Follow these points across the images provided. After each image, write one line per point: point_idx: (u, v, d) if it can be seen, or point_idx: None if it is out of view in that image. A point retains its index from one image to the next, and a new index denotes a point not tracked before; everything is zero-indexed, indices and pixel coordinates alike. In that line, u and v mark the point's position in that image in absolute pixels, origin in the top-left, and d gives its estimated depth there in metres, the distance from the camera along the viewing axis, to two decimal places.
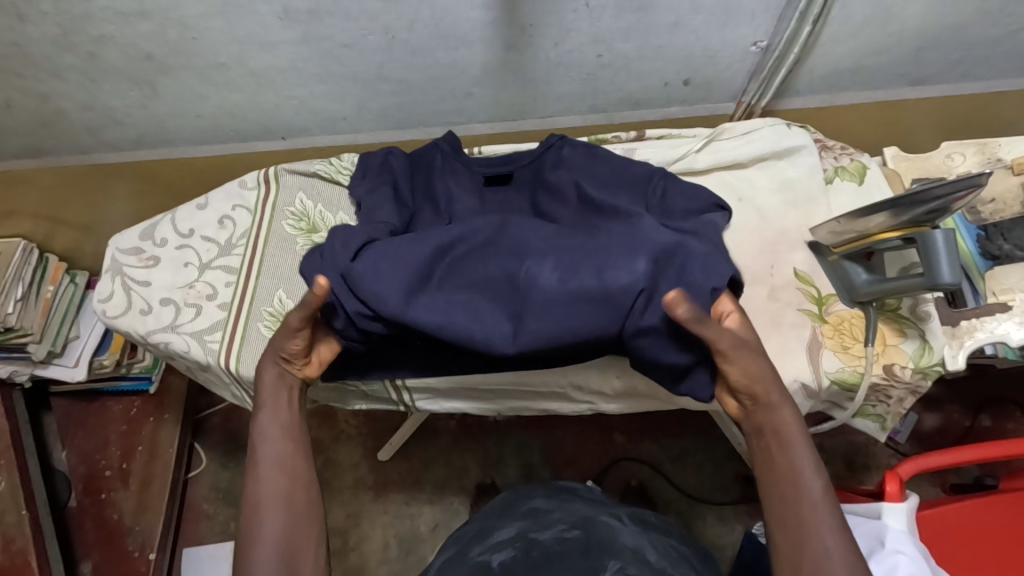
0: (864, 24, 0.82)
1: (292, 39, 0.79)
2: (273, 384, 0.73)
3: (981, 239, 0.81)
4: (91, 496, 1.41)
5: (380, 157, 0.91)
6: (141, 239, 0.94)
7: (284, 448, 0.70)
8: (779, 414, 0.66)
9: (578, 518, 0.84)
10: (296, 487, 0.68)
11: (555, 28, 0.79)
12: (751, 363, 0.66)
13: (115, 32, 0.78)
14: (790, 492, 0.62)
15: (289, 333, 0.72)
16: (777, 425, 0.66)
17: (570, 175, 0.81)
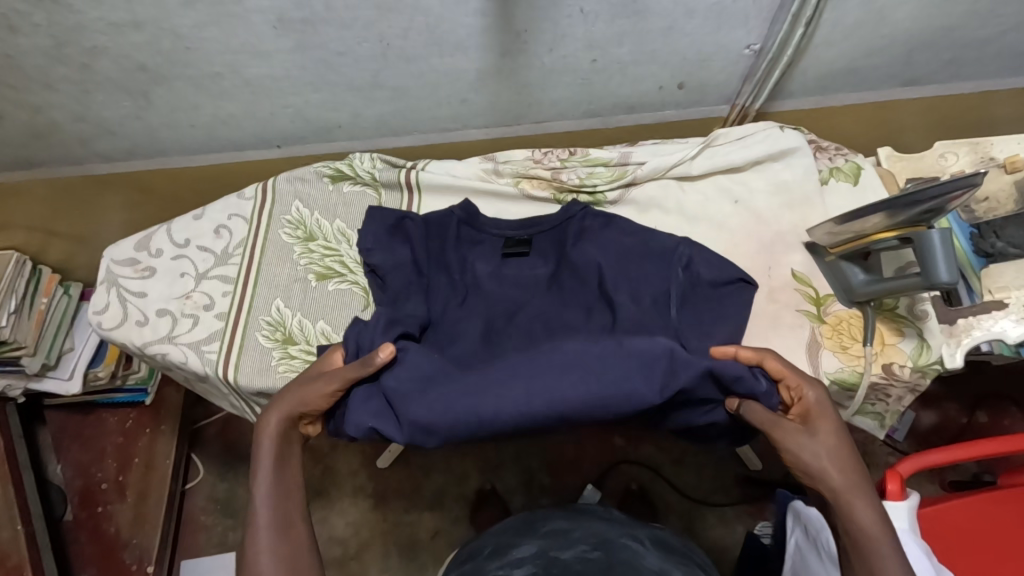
0: (857, 26, 0.82)
1: (286, 48, 0.79)
2: (273, 464, 0.69)
3: (975, 237, 0.82)
4: (87, 509, 1.40)
5: (391, 222, 0.88)
6: (136, 249, 0.93)
7: (289, 531, 0.66)
8: (854, 508, 0.64)
9: (597, 539, 0.86)
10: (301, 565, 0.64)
11: (551, 34, 0.79)
12: (813, 455, 0.67)
13: (108, 43, 0.77)
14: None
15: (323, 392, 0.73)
16: (850, 517, 0.65)
17: (594, 253, 0.83)
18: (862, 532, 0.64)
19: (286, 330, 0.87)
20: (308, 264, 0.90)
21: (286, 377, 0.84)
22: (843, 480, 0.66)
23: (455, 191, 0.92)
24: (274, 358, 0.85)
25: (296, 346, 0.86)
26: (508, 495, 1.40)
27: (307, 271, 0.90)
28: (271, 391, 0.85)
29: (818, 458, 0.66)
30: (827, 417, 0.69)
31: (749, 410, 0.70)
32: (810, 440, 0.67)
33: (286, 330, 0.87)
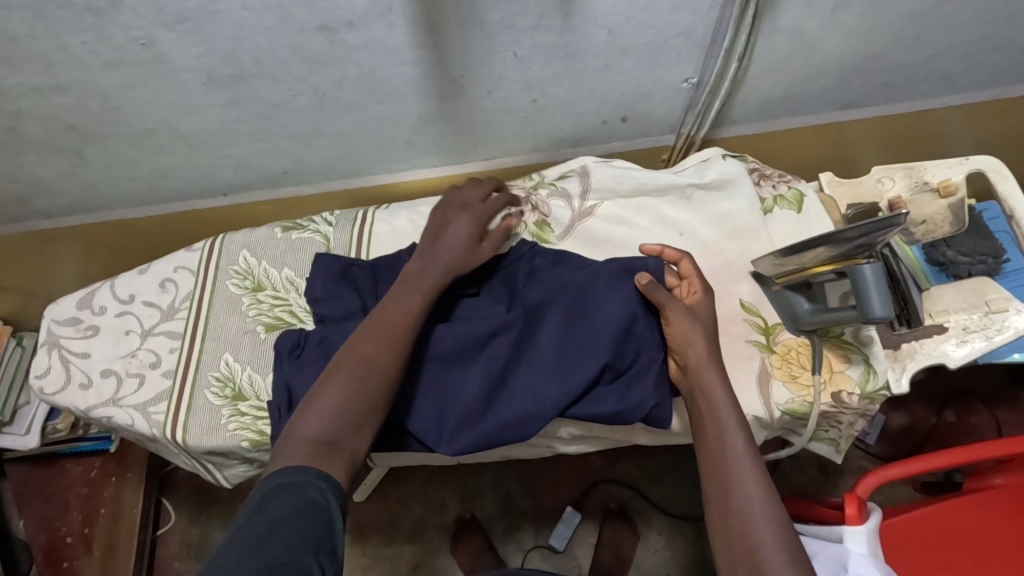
0: (788, 57, 0.84)
1: (220, 103, 0.78)
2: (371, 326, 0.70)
3: (926, 245, 0.88)
4: (53, 565, 1.39)
5: (338, 269, 0.86)
6: (78, 308, 0.91)
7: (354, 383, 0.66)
8: (705, 371, 0.70)
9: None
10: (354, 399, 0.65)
11: (487, 78, 0.79)
12: (689, 326, 0.72)
13: (34, 106, 0.75)
14: (714, 434, 0.66)
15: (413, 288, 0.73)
16: (704, 382, 0.69)
17: (540, 290, 0.81)
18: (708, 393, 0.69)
19: (235, 386, 0.85)
20: (257, 315, 0.88)
21: (236, 435, 0.82)
22: (702, 348, 0.71)
23: (404, 235, 0.91)
24: (223, 417, 0.83)
25: (246, 402, 0.84)
26: (487, 523, 1.39)
27: (256, 322, 0.88)
28: (223, 449, 0.82)
29: (694, 329, 0.72)
30: (706, 306, 0.75)
31: (657, 291, 0.74)
32: (690, 315, 0.73)
33: (235, 386, 0.85)
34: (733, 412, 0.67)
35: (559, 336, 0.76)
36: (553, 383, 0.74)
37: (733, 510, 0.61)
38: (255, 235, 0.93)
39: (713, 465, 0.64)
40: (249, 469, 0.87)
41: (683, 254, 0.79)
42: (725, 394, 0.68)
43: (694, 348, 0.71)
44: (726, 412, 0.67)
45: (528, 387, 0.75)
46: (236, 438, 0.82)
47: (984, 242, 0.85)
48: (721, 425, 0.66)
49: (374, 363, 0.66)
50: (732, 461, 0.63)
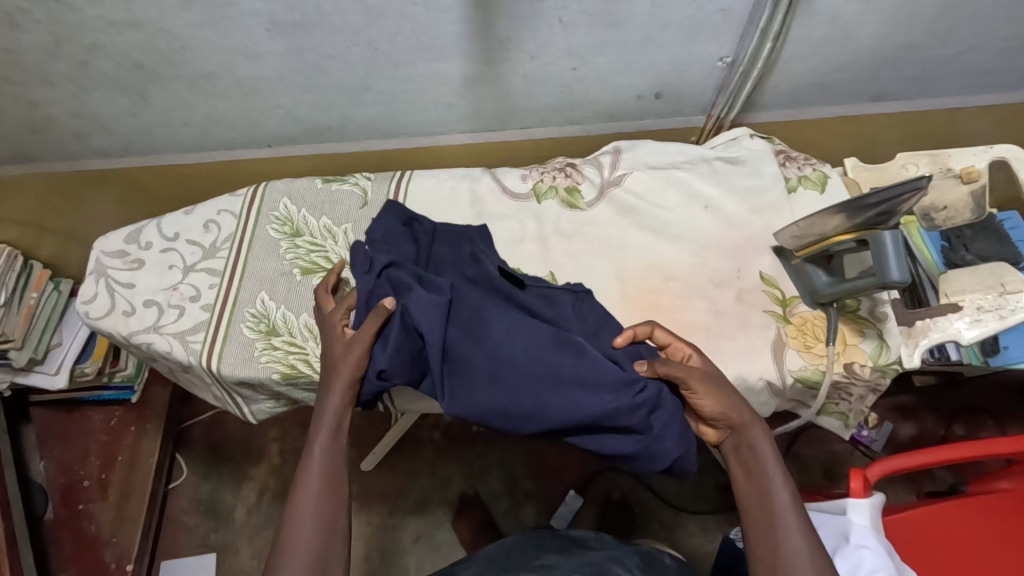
0: (823, 42, 0.87)
1: (278, 50, 0.83)
2: (337, 407, 0.73)
3: (946, 249, 0.87)
4: (68, 507, 1.43)
5: (405, 217, 0.87)
6: (126, 242, 0.96)
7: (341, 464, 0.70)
8: (748, 431, 0.70)
9: (593, 565, 0.83)
10: (337, 483, 0.69)
11: (532, 44, 0.83)
12: (725, 390, 0.71)
13: (106, 41, 0.80)
14: (759, 498, 0.66)
15: (358, 348, 0.75)
16: (749, 442, 0.70)
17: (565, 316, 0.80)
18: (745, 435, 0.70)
19: (270, 322, 0.88)
20: (294, 258, 0.92)
21: (268, 367, 0.85)
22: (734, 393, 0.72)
23: (438, 194, 0.95)
24: (257, 349, 0.87)
25: (279, 338, 0.87)
26: (492, 499, 1.41)
27: (292, 265, 0.92)
28: (253, 381, 0.86)
29: (724, 393, 0.71)
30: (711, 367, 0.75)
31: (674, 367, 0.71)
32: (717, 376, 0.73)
33: (270, 322, 0.88)
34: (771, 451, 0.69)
35: (573, 373, 0.72)
36: (568, 409, 0.71)
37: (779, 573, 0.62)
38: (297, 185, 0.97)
39: (760, 527, 0.65)
40: (275, 406, 0.92)
41: (651, 324, 0.76)
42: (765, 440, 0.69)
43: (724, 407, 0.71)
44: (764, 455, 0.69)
45: (536, 413, 0.72)
46: (268, 370, 0.85)
47: (1000, 250, 0.86)
48: (767, 486, 0.67)
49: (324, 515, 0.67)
50: (781, 526, 0.64)
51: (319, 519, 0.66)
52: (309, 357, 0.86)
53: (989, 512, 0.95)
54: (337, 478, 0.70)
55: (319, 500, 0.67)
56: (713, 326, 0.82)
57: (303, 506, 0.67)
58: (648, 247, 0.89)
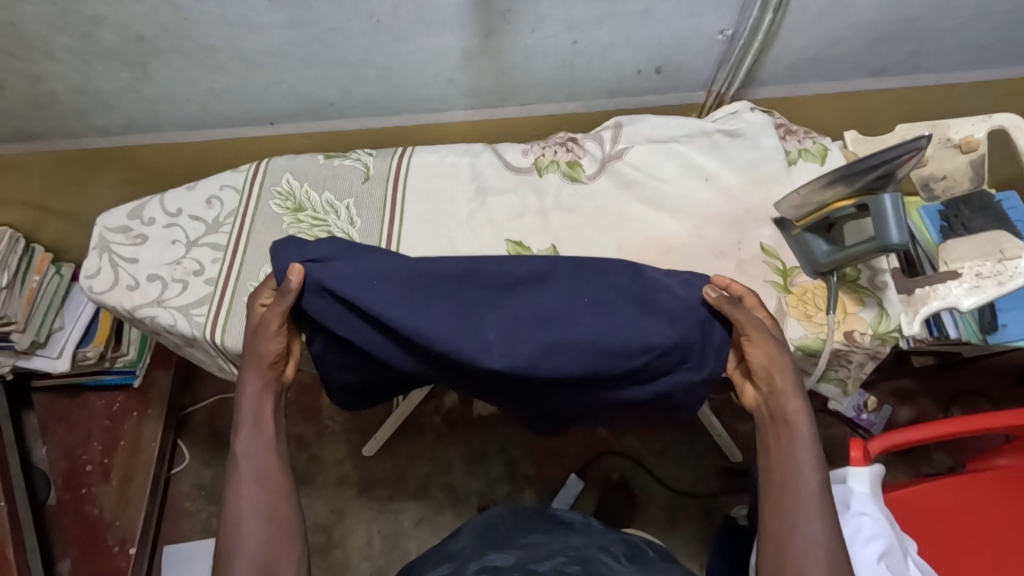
0: (823, 13, 0.87)
1: (280, 23, 0.83)
2: (256, 396, 0.71)
3: (945, 230, 0.91)
4: (71, 491, 1.43)
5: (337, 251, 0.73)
6: (129, 218, 0.96)
7: (269, 457, 0.69)
8: (789, 404, 0.69)
9: (576, 551, 0.83)
10: (269, 473, 0.68)
11: (532, 16, 0.83)
12: (770, 354, 0.69)
13: (108, 12, 0.81)
14: (786, 474, 0.67)
15: (270, 331, 0.70)
16: (785, 413, 0.69)
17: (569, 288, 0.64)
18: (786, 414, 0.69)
19: None
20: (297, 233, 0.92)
21: None
22: (781, 370, 0.69)
23: (439, 170, 0.95)
24: None
25: None
26: (492, 484, 1.42)
27: None
28: None
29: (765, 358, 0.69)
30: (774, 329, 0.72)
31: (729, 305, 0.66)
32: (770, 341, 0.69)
33: None
34: (811, 430, 0.68)
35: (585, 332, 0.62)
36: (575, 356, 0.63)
37: (790, 541, 0.64)
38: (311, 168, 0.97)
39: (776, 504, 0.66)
40: None
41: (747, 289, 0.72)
42: (808, 418, 0.68)
43: (772, 377, 0.69)
44: (803, 437, 0.67)
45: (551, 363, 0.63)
46: None
47: (1000, 225, 0.86)
48: (795, 466, 0.66)
49: (280, 517, 0.67)
50: (804, 494, 0.65)
51: (262, 509, 0.66)
52: None
53: (987, 488, 0.96)
54: (269, 465, 0.69)
55: (258, 489, 0.67)
56: None
57: (237, 498, 0.67)
58: (648, 220, 0.89)
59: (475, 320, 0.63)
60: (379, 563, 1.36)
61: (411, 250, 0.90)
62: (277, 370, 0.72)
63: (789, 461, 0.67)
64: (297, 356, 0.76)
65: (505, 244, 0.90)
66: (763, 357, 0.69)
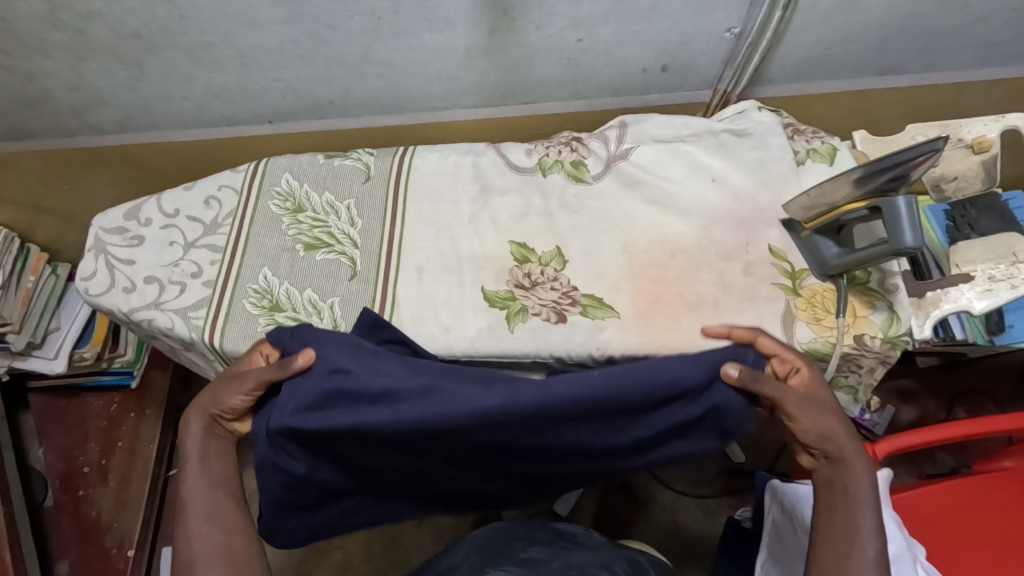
0: (833, 11, 0.85)
1: (280, 19, 0.81)
2: (200, 433, 0.69)
3: (951, 229, 0.89)
4: (68, 493, 1.42)
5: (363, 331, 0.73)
6: (125, 219, 0.94)
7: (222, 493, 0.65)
8: (852, 471, 0.64)
9: (577, 569, 0.79)
10: (222, 510, 0.64)
11: (537, 13, 0.82)
12: (821, 418, 0.65)
13: (103, 8, 0.79)
14: (843, 545, 0.60)
15: (242, 388, 0.69)
16: (847, 481, 0.64)
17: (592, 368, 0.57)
18: (850, 486, 0.64)
19: (273, 298, 0.86)
20: (296, 234, 0.90)
21: None
22: (846, 441, 0.65)
23: (441, 169, 0.94)
24: (259, 325, 0.85)
25: (282, 313, 0.85)
26: None
27: (294, 241, 0.90)
28: None
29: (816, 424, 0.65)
30: (817, 385, 0.69)
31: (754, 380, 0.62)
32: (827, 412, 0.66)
33: (273, 297, 0.86)
34: (873, 512, 0.62)
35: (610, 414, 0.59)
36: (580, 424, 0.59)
37: None
38: (310, 169, 0.95)
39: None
40: None
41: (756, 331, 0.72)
42: (874, 496, 0.63)
43: (830, 447, 0.65)
44: (864, 515, 0.62)
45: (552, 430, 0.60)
46: None
47: (1007, 227, 0.87)
48: (852, 537, 0.60)
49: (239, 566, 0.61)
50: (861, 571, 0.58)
51: (218, 546, 0.61)
52: None
53: (995, 491, 0.95)
54: (222, 501, 0.64)
55: (209, 526, 0.62)
56: (720, 299, 0.82)
57: (188, 539, 0.62)
58: (654, 221, 0.88)
59: (445, 403, 0.56)
60: (379, 566, 1.34)
61: (414, 251, 0.88)
62: (225, 423, 0.70)
63: (846, 529, 0.61)
64: (258, 415, 0.74)
65: (510, 245, 0.88)
66: (821, 424, 0.65)
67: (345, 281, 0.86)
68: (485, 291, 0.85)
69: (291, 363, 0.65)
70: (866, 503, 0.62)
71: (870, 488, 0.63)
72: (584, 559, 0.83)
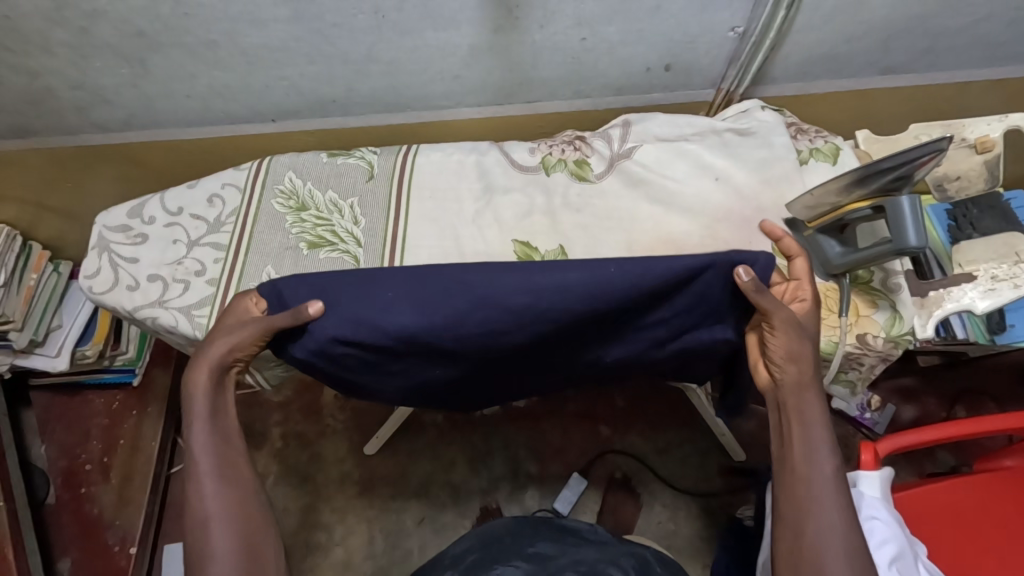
0: (836, 10, 0.85)
1: (284, 18, 0.81)
2: (207, 393, 0.68)
3: (953, 228, 0.90)
4: (71, 490, 1.42)
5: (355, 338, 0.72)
6: (128, 217, 0.94)
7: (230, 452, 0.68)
8: (806, 393, 0.66)
9: (587, 565, 0.80)
10: (231, 468, 0.67)
11: (541, 12, 0.82)
12: (797, 342, 0.66)
13: (107, 6, 0.79)
14: (799, 463, 0.65)
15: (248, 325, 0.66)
16: (801, 401, 0.66)
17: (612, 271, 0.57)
18: (805, 408, 0.66)
19: None
20: (300, 233, 0.91)
21: None
22: (806, 363, 0.66)
23: (445, 168, 0.94)
24: None
25: None
26: (495, 483, 1.40)
27: (298, 240, 0.90)
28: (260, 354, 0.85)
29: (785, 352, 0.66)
30: (809, 314, 0.69)
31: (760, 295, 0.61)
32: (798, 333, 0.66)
33: None
34: (825, 429, 0.66)
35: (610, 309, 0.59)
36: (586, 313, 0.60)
37: (809, 537, 0.62)
38: (313, 167, 0.95)
39: (795, 497, 0.64)
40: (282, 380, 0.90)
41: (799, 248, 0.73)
42: (824, 414, 0.66)
43: (794, 369, 0.66)
44: (818, 435, 0.65)
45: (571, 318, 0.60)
46: None
47: (1009, 226, 0.88)
48: (809, 455, 0.65)
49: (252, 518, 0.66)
50: (815, 486, 0.64)
51: (230, 502, 0.66)
52: None
53: (996, 490, 0.95)
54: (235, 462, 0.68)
55: (222, 485, 0.66)
56: None
57: (202, 495, 0.66)
58: (657, 220, 0.88)
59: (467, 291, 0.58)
60: (380, 563, 1.35)
61: (417, 250, 0.88)
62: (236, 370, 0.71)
63: (803, 449, 0.65)
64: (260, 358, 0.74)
65: (513, 244, 0.88)
66: (793, 347, 0.66)
67: None
68: None
69: (297, 312, 0.62)
70: (817, 421, 0.66)
71: (819, 408, 0.66)
72: (592, 556, 0.84)
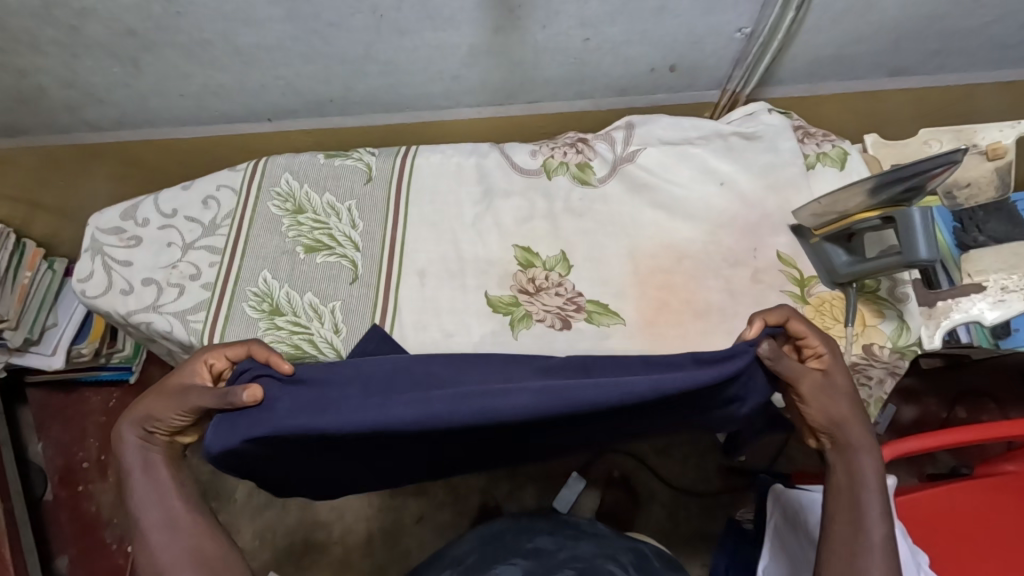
0: (846, 11, 0.83)
1: (278, 17, 0.79)
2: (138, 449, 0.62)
3: (959, 230, 0.88)
4: (67, 488, 1.41)
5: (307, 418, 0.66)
6: (122, 219, 0.93)
7: (175, 498, 0.61)
8: (857, 458, 0.62)
9: (584, 562, 0.81)
10: (180, 516, 0.60)
11: (543, 11, 0.79)
12: (836, 406, 0.63)
13: (97, 5, 0.76)
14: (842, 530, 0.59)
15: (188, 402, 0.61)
16: (853, 467, 0.62)
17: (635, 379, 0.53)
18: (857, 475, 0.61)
19: (272, 302, 0.85)
20: (296, 236, 0.89)
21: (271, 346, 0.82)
22: (855, 428, 0.62)
23: (444, 171, 0.92)
24: (259, 328, 0.83)
25: (282, 317, 0.83)
26: (493, 482, 1.40)
27: (295, 243, 0.88)
28: None
29: (841, 410, 0.63)
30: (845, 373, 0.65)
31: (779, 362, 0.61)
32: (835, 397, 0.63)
33: (273, 300, 0.85)
34: (878, 498, 0.60)
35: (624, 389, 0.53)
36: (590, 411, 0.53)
37: None
38: (309, 167, 0.93)
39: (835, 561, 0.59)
40: None
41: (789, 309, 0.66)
42: (877, 477, 0.61)
43: (840, 433, 0.63)
44: (869, 502, 0.60)
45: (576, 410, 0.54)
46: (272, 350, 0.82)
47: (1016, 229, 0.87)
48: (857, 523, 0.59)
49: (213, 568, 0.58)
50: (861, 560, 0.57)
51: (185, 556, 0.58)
52: (313, 337, 0.82)
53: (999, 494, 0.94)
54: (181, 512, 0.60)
55: (171, 537, 0.59)
56: (728, 305, 0.80)
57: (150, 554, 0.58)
58: (660, 224, 0.86)
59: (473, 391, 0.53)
60: (379, 561, 1.34)
61: (416, 254, 0.87)
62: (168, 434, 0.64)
63: (849, 515, 0.60)
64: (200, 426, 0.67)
65: (514, 249, 0.87)
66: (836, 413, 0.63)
67: (346, 285, 0.85)
68: (488, 296, 0.84)
69: (234, 398, 0.57)
70: (870, 489, 0.60)
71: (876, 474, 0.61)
72: (591, 551, 0.84)
